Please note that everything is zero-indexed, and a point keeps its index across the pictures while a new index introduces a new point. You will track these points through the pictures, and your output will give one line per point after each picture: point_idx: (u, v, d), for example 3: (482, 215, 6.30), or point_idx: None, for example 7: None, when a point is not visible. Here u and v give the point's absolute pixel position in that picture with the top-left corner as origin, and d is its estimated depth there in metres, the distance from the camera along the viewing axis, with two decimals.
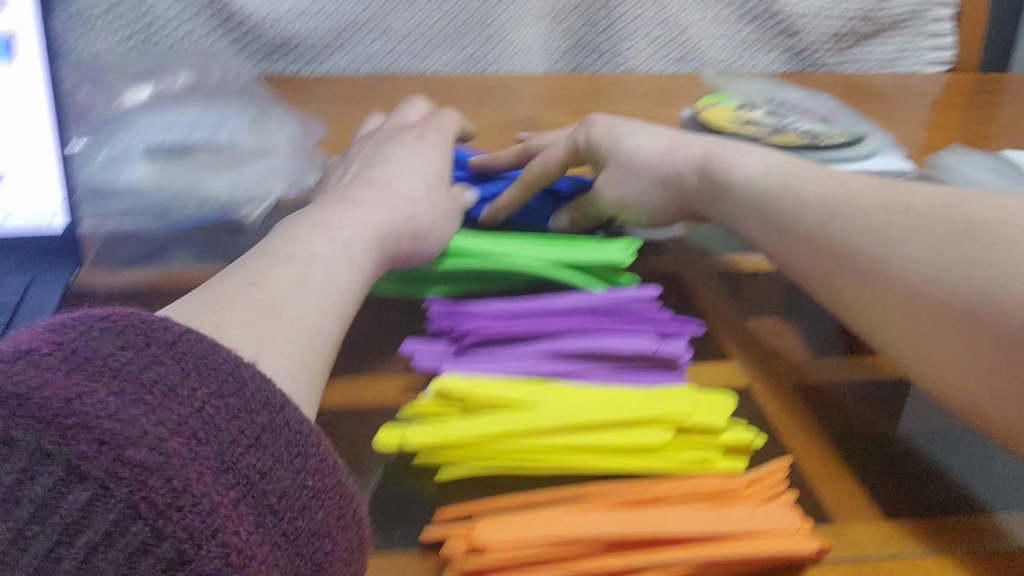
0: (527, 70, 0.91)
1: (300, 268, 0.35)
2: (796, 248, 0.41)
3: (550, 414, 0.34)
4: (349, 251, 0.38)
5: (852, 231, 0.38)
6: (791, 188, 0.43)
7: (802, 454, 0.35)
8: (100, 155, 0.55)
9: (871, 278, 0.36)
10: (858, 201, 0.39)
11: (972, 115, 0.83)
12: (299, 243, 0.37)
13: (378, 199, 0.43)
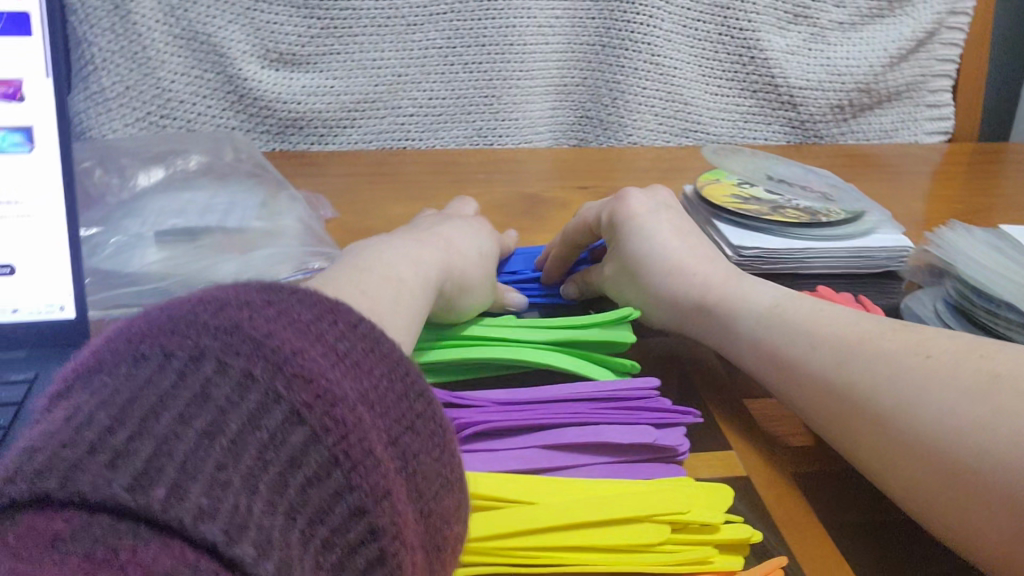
0: (533, 141, 0.93)
1: (377, 291, 0.38)
2: (792, 382, 0.41)
3: (546, 511, 0.34)
4: (413, 290, 0.41)
5: (842, 367, 0.38)
6: (787, 321, 0.43)
7: (802, 548, 0.35)
8: (112, 241, 0.55)
9: (867, 420, 0.36)
10: (860, 340, 0.39)
11: (972, 185, 0.84)
12: (373, 274, 0.40)
13: (437, 252, 0.46)
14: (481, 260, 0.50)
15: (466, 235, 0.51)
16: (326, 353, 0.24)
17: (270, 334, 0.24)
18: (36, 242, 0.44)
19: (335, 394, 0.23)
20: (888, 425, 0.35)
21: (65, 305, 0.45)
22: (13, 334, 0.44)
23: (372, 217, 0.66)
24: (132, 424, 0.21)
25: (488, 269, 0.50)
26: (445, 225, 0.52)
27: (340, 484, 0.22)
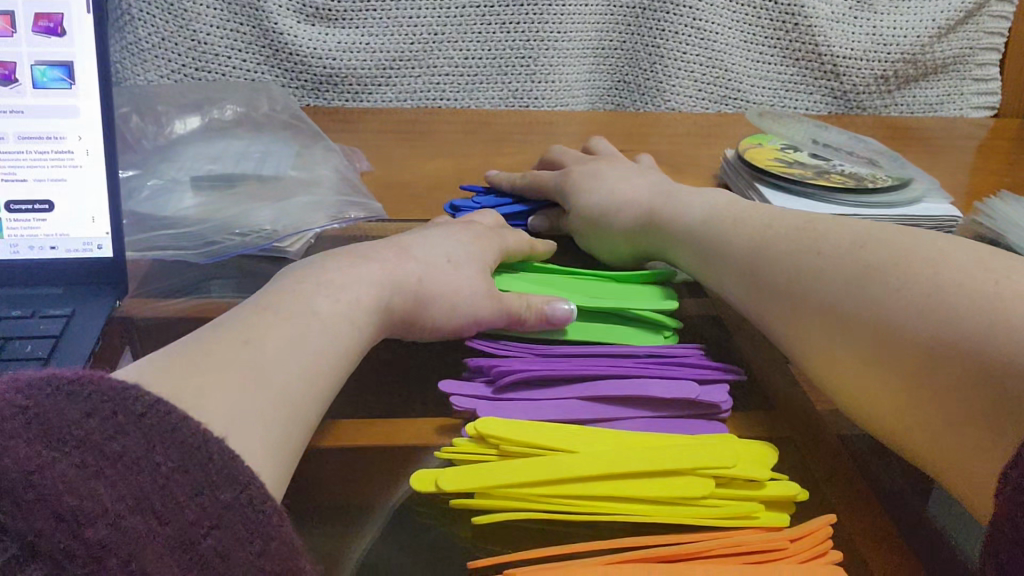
0: (569, 105, 0.91)
1: (277, 339, 0.33)
2: (784, 301, 0.39)
3: (587, 461, 0.33)
4: (329, 338, 0.35)
5: (835, 293, 0.36)
6: (772, 250, 0.42)
7: (850, 509, 0.34)
8: (147, 186, 0.55)
9: (855, 336, 0.35)
10: (851, 258, 0.37)
11: (1019, 161, 0.82)
12: (277, 320, 0.35)
13: (376, 275, 0.40)
14: (450, 273, 0.43)
15: (431, 252, 0.44)
16: (86, 463, 0.23)
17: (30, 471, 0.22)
18: (76, 181, 0.44)
19: (84, 514, 0.21)
20: (883, 333, 0.33)
21: (103, 245, 0.45)
22: (51, 272, 0.44)
23: (408, 171, 0.66)
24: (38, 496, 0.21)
25: (466, 280, 0.43)
26: (410, 242, 0.45)
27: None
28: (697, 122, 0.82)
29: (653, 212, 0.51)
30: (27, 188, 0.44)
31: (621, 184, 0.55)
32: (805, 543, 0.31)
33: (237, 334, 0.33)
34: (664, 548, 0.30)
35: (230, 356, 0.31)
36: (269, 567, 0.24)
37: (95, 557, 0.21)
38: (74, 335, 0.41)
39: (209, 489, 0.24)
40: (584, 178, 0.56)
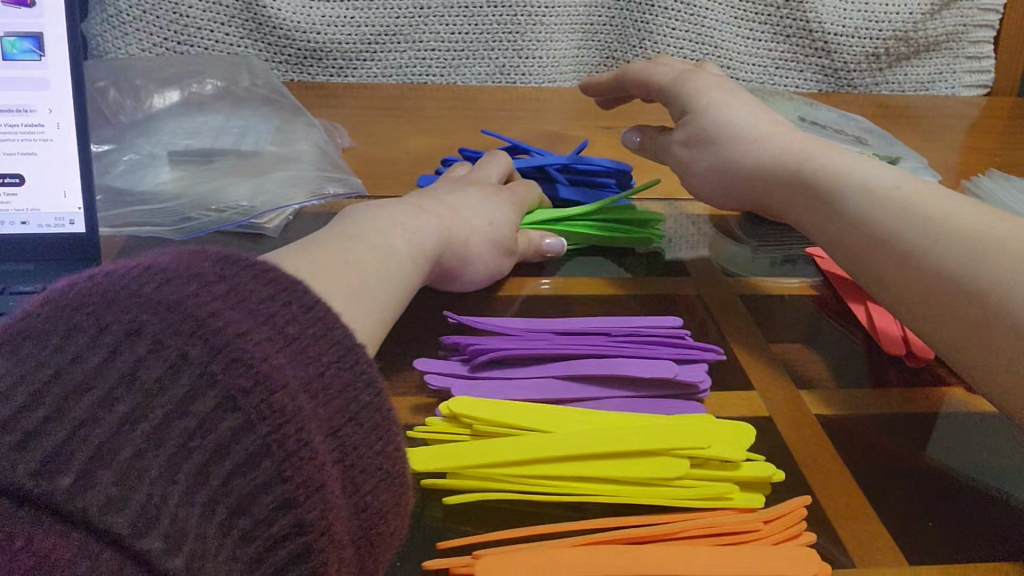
0: (557, 82, 0.90)
1: (386, 274, 0.36)
2: (897, 271, 0.37)
3: (560, 441, 0.32)
4: (411, 266, 0.39)
5: (950, 253, 0.35)
6: (886, 203, 0.39)
7: (827, 491, 0.33)
8: (124, 159, 0.54)
9: (958, 293, 0.34)
10: (965, 219, 0.36)
11: (1009, 141, 0.81)
12: (375, 244, 0.38)
13: (440, 221, 0.44)
14: (496, 226, 0.47)
15: (481, 209, 0.47)
16: (271, 338, 0.24)
17: (211, 314, 0.23)
18: (46, 155, 0.43)
19: (275, 380, 0.22)
20: (1005, 324, 0.31)
21: (75, 219, 0.44)
22: (26, 245, 0.44)
23: (392, 147, 0.65)
24: (48, 404, 0.19)
25: (507, 231, 0.48)
26: (462, 194, 0.48)
27: (273, 474, 0.21)
28: None
29: (802, 151, 0.45)
30: None
31: (747, 108, 0.50)
32: (778, 525, 0.30)
33: (341, 250, 0.36)
34: (635, 530, 0.29)
35: (342, 270, 0.34)
36: (388, 469, 0.25)
37: (281, 422, 0.22)
38: None
39: (356, 388, 0.25)
40: (713, 100, 0.51)
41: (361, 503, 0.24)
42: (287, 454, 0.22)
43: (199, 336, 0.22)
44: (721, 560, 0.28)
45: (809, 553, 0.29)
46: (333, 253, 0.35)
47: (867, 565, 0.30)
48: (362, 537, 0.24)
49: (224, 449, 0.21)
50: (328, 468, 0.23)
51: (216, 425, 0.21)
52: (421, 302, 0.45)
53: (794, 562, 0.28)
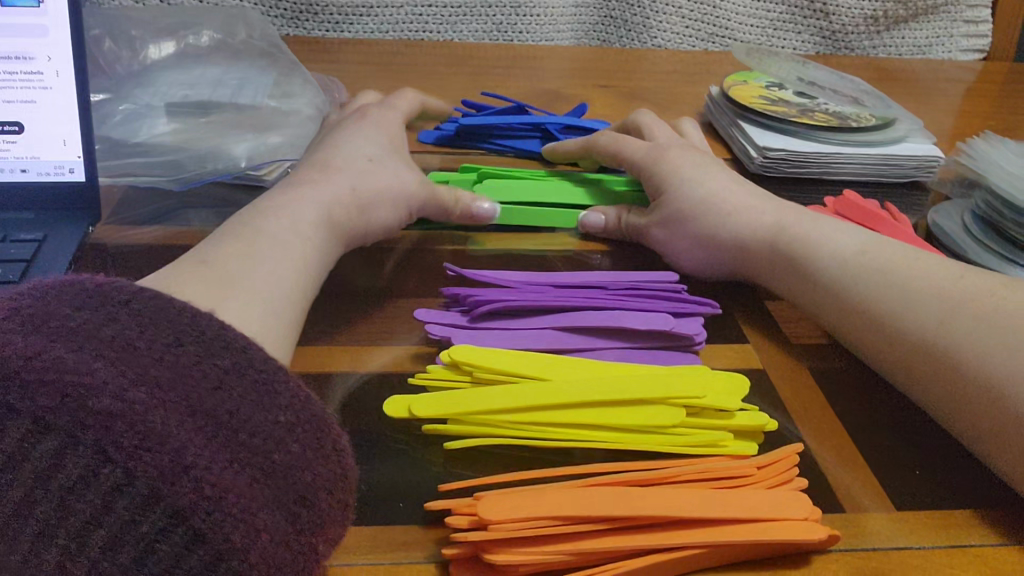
0: (554, 40, 0.90)
1: (260, 246, 0.37)
2: (937, 382, 0.34)
3: (558, 389, 0.33)
4: (298, 241, 0.39)
5: (973, 335, 0.33)
6: (899, 284, 0.37)
7: (818, 441, 0.34)
8: (121, 110, 0.54)
9: (986, 390, 0.32)
10: (976, 296, 0.35)
11: (1004, 105, 0.82)
12: (250, 237, 0.38)
13: (326, 187, 0.43)
14: (374, 167, 0.46)
15: (352, 147, 0.48)
16: (85, 347, 0.23)
17: (19, 345, 0.23)
18: (44, 102, 0.43)
19: (87, 386, 0.22)
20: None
21: (75, 168, 0.44)
22: (21, 196, 0.44)
23: (388, 103, 0.65)
24: None
25: (389, 169, 0.47)
26: (346, 153, 0.47)
27: (116, 480, 0.22)
28: (685, 59, 0.81)
29: (778, 225, 0.44)
30: None
31: (725, 185, 0.48)
32: (771, 471, 0.31)
33: (213, 256, 0.36)
34: (633, 474, 0.30)
35: (214, 275, 0.34)
36: (286, 420, 0.25)
37: (105, 426, 0.22)
38: (45, 260, 0.40)
39: (207, 358, 0.25)
40: (684, 172, 0.49)
41: (258, 460, 0.24)
42: (125, 450, 0.22)
43: (1, 371, 0.22)
44: (717, 504, 0.28)
45: (801, 497, 0.29)
46: (192, 260, 0.36)
47: (855, 512, 0.31)
48: (278, 486, 0.24)
49: (51, 471, 0.21)
50: (190, 445, 0.23)
51: (35, 448, 0.22)
52: (421, 255, 0.46)
53: (786, 508, 0.29)
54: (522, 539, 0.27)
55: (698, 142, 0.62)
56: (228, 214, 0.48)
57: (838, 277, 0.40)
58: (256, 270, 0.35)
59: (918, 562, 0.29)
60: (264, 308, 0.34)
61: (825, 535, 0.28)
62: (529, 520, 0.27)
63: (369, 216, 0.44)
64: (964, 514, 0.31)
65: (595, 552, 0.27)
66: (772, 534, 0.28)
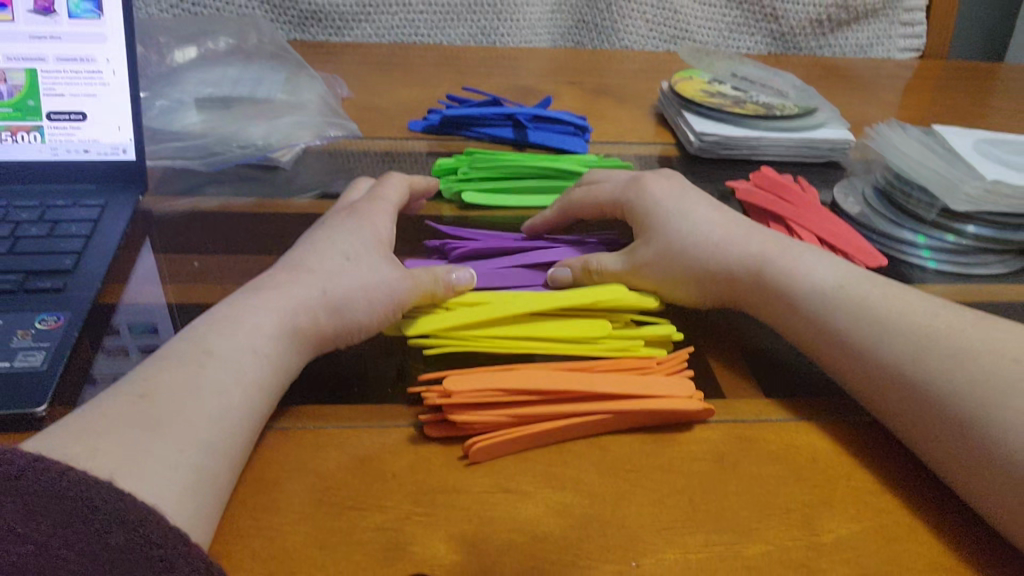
0: (533, 41, 1.01)
1: (183, 396, 0.34)
2: (872, 393, 0.40)
3: (510, 309, 0.43)
4: (228, 386, 0.36)
5: (904, 361, 0.38)
6: (852, 310, 0.42)
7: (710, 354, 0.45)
8: (156, 104, 0.64)
9: (911, 403, 0.38)
10: (915, 330, 0.39)
11: (931, 98, 0.92)
12: (173, 376, 0.35)
13: (287, 292, 0.41)
14: (352, 265, 0.44)
15: (337, 233, 0.47)
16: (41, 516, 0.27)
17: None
18: (103, 95, 0.53)
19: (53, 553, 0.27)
20: (876, 365, 0.39)
21: (128, 148, 0.54)
22: (83, 170, 0.54)
23: (382, 97, 0.75)
24: None
25: (368, 264, 0.44)
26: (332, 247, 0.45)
27: None
28: (647, 58, 0.92)
29: (754, 258, 0.46)
30: (63, 101, 0.52)
31: (711, 214, 0.49)
32: (667, 364, 0.41)
33: (135, 390, 0.34)
34: (562, 365, 0.40)
35: (141, 431, 0.32)
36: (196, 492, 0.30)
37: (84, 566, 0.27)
38: (108, 221, 0.50)
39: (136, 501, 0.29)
40: (681, 209, 0.49)
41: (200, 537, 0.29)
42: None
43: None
44: (620, 384, 0.39)
45: (684, 383, 0.40)
46: (127, 386, 0.35)
47: (731, 399, 0.41)
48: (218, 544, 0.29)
49: None
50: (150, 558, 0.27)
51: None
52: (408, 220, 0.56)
53: (673, 388, 0.39)
54: (475, 407, 0.37)
55: (649, 129, 0.72)
56: (249, 188, 0.59)
57: (709, 240, 0.47)
58: (212, 397, 0.35)
59: (770, 430, 0.39)
60: (183, 473, 0.32)
61: (700, 407, 0.38)
62: (480, 392, 0.37)
63: (344, 315, 0.41)
64: (812, 403, 0.42)
65: (528, 415, 0.37)
66: (659, 405, 0.38)
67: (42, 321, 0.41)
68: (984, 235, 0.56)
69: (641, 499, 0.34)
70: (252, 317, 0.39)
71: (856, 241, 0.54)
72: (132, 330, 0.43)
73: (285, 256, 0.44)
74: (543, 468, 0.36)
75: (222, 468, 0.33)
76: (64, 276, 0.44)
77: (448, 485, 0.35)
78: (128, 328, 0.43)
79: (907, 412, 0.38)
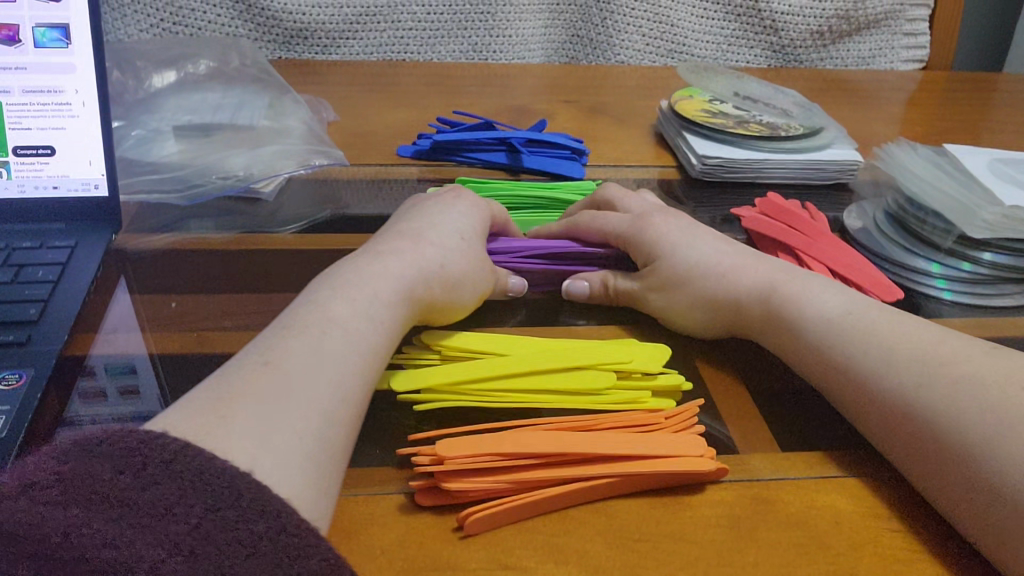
0: (526, 57, 0.98)
1: (300, 357, 0.36)
2: (874, 419, 0.38)
3: (509, 362, 0.40)
4: (343, 364, 0.37)
5: (907, 381, 0.37)
6: (858, 333, 0.40)
7: (723, 404, 0.42)
8: (134, 132, 0.61)
9: (913, 433, 0.36)
10: (924, 349, 0.38)
11: (937, 111, 0.90)
12: (291, 351, 0.36)
13: (393, 280, 0.42)
14: (462, 248, 0.47)
15: (429, 216, 0.50)
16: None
17: None
18: (74, 130, 0.50)
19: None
20: (890, 403, 0.37)
21: (100, 184, 0.51)
22: (54, 209, 0.50)
23: (371, 120, 0.72)
24: None
25: (473, 250, 0.47)
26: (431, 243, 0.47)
27: None
28: (644, 74, 0.89)
29: (768, 287, 0.45)
30: (30, 135, 0.49)
31: (714, 240, 0.50)
32: (677, 419, 0.38)
33: (255, 364, 0.35)
34: (564, 422, 0.37)
35: (264, 399, 0.33)
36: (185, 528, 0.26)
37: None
38: (78, 265, 0.47)
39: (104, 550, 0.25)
40: (675, 233, 0.50)
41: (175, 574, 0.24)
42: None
43: None
44: (630, 445, 0.36)
45: (694, 440, 0.37)
46: (252, 354, 0.36)
47: (746, 454, 0.39)
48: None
49: None
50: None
51: None
52: None
53: (685, 447, 0.36)
54: (469, 473, 0.34)
55: (649, 150, 0.69)
56: (231, 222, 0.56)
57: (712, 263, 0.48)
58: (323, 365, 0.36)
59: (790, 489, 0.36)
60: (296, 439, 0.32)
61: (714, 467, 0.35)
62: (475, 458, 0.34)
63: (454, 293, 0.45)
64: (834, 457, 0.39)
65: (528, 482, 0.34)
66: (669, 467, 0.35)
67: (3, 380, 0.38)
68: (1002, 262, 0.53)
69: (653, 574, 0.32)
70: (372, 287, 0.42)
71: (870, 272, 0.52)
72: (108, 371, 0.41)
73: (387, 246, 0.46)
74: (545, 539, 0.33)
75: (332, 438, 0.34)
76: (28, 327, 0.42)
77: (444, 559, 0.32)
78: (104, 367, 0.41)
79: (926, 455, 0.35)
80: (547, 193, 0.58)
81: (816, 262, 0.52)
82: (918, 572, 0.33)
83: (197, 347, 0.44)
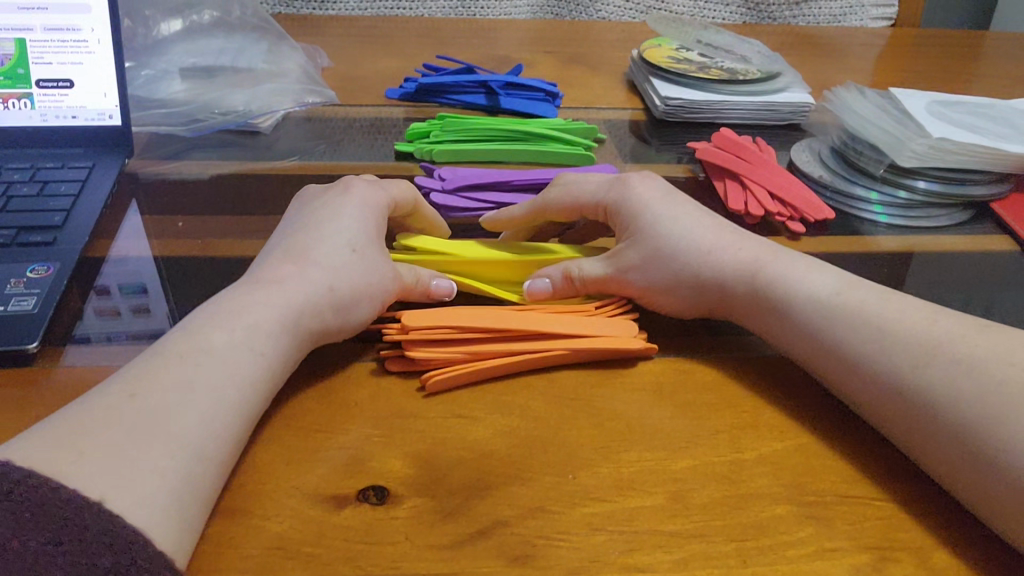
0: (513, 13, 1.03)
1: (172, 387, 0.33)
2: (803, 352, 0.41)
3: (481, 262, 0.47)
4: (227, 383, 0.35)
5: (839, 327, 0.39)
6: (791, 286, 0.42)
7: None
8: (144, 73, 0.67)
9: (840, 370, 0.39)
10: (847, 297, 0.40)
11: (900, 63, 0.95)
12: (171, 370, 0.34)
13: (287, 293, 0.39)
14: (358, 263, 0.42)
15: (325, 220, 0.44)
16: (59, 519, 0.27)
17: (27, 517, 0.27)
18: (90, 65, 0.56)
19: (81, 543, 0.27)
20: (816, 337, 0.40)
21: (114, 114, 0.57)
22: (74, 137, 0.56)
23: (362, 67, 0.78)
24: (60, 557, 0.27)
25: (374, 264, 0.42)
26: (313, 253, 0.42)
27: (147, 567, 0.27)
28: (623, 29, 0.94)
29: (752, 265, 0.44)
30: (51, 70, 0.55)
31: (701, 218, 0.47)
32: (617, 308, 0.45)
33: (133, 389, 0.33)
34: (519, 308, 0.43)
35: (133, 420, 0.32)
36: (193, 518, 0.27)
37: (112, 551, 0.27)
38: (95, 183, 0.53)
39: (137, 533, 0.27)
40: (655, 203, 0.47)
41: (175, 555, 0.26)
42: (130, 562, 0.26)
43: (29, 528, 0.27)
44: (573, 326, 0.42)
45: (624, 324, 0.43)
46: (114, 386, 0.33)
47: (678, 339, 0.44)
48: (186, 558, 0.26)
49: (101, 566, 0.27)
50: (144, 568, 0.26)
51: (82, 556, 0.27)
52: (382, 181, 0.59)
53: (621, 330, 0.42)
54: (432, 344, 0.40)
55: (619, 95, 0.75)
56: (232, 153, 0.61)
57: (694, 243, 0.45)
58: (191, 401, 0.33)
59: (709, 362, 0.42)
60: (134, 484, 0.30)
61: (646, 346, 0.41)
62: (435, 330, 0.40)
63: (347, 316, 0.41)
64: (756, 339, 0.45)
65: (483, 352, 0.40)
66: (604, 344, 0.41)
67: (34, 270, 0.44)
68: (934, 190, 0.59)
69: (582, 420, 0.38)
70: (267, 295, 0.39)
71: (805, 195, 0.58)
72: (121, 291, 0.46)
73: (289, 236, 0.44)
74: (494, 397, 0.39)
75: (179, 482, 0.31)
76: (54, 231, 0.47)
77: (407, 410, 0.38)
78: (115, 288, 0.46)
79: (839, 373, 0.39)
80: (514, 122, 0.63)
81: (758, 187, 0.58)
82: (809, 425, 0.38)
83: (200, 254, 0.50)
